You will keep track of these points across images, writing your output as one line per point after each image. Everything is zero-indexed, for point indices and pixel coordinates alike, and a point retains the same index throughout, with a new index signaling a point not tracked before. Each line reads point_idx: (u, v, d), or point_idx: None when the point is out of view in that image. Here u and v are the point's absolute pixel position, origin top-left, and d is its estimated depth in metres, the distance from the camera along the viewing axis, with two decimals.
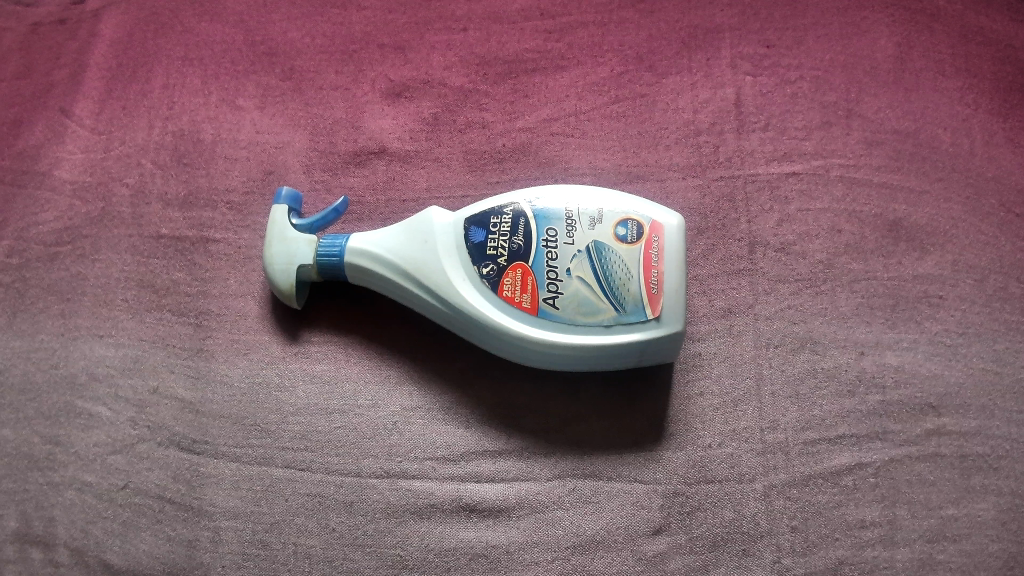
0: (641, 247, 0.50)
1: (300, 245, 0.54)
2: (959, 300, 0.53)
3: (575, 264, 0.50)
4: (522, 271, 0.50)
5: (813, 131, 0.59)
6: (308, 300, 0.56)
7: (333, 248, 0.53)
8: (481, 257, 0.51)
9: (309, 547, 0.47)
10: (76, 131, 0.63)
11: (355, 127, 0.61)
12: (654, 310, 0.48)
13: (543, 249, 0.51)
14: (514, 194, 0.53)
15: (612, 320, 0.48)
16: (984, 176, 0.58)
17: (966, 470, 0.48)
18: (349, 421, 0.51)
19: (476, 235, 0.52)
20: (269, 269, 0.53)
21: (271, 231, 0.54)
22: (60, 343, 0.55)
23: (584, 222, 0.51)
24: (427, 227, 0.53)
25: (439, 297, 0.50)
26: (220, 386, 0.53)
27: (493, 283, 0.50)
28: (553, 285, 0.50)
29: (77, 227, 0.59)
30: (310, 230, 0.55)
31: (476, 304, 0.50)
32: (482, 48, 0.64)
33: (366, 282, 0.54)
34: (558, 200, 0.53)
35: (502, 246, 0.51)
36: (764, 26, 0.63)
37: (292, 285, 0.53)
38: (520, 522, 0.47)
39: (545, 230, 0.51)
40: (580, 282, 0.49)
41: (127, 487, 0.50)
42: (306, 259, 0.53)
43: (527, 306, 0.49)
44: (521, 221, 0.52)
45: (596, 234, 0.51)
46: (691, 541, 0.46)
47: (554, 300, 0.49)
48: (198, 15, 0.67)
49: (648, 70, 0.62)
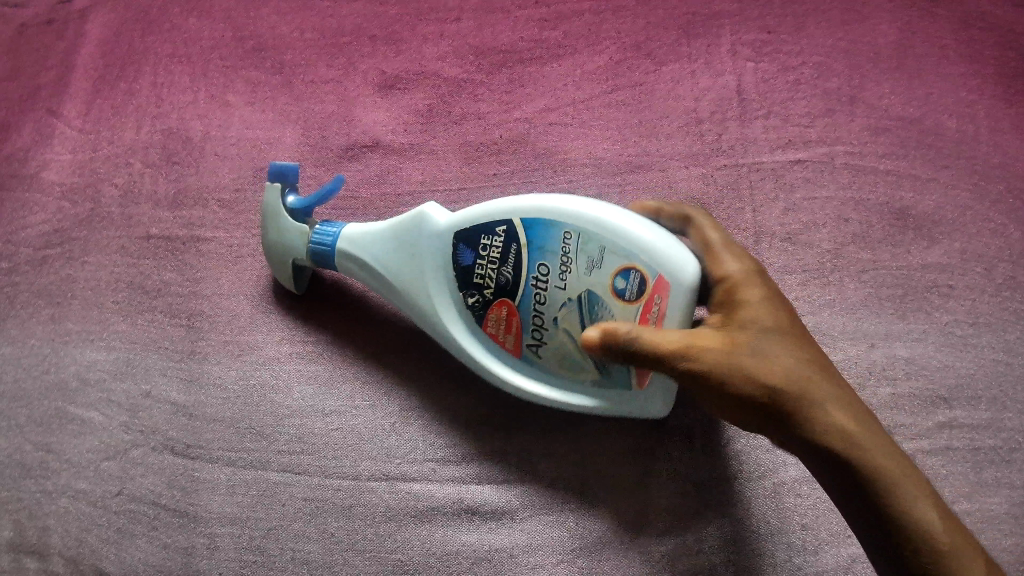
0: (638, 307, 0.44)
1: (293, 237, 0.52)
2: (968, 290, 0.52)
3: (561, 313, 0.46)
4: (508, 309, 0.47)
5: (817, 118, 0.58)
6: (310, 279, 0.55)
7: (324, 246, 0.51)
8: (467, 284, 0.48)
9: (308, 553, 0.46)
10: (63, 132, 0.62)
11: (348, 121, 0.60)
12: (639, 382, 0.45)
13: (531, 288, 0.46)
14: (511, 204, 0.47)
15: (595, 380, 0.46)
16: (991, 163, 0.56)
17: (979, 463, 0.47)
18: (346, 423, 0.49)
19: (464, 257, 0.48)
20: (269, 260, 0.53)
21: (267, 215, 0.52)
22: (51, 348, 0.54)
23: (578, 264, 0.45)
24: (417, 243, 0.49)
25: (423, 322, 0.49)
26: (213, 390, 0.51)
27: (477, 312, 0.48)
28: (536, 332, 0.47)
29: (67, 229, 0.58)
30: (306, 216, 0.53)
31: (460, 338, 0.48)
32: (476, 38, 0.62)
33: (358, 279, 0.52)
34: (556, 224, 0.46)
35: (490, 277, 0.47)
36: (765, 12, 0.61)
37: (288, 281, 0.53)
38: (524, 525, 0.46)
39: (536, 265, 0.46)
40: (565, 334, 0.46)
41: (121, 494, 0.49)
42: (298, 253, 0.52)
43: (509, 347, 0.48)
44: (513, 248, 0.47)
45: (591, 281, 0.45)
46: (698, 541, 0.45)
47: (536, 347, 0.47)
48: (185, 10, 0.65)
49: (647, 58, 0.60)
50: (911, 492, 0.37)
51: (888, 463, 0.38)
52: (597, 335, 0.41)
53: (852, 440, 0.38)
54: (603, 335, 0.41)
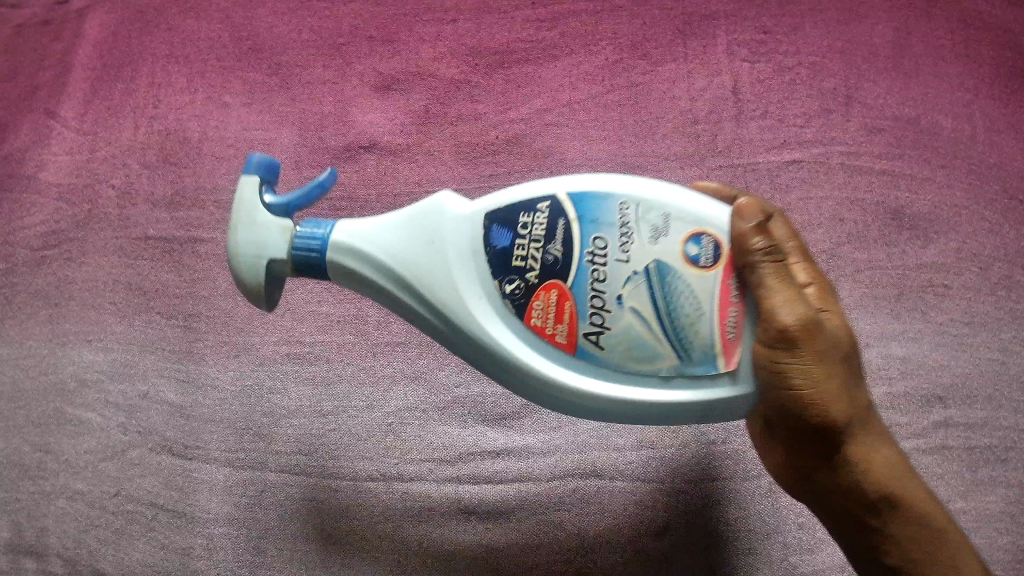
0: (717, 274, 0.38)
1: (272, 233, 0.41)
2: (964, 289, 0.52)
3: (627, 291, 0.38)
4: (559, 292, 0.39)
5: (813, 118, 0.58)
6: (278, 297, 0.44)
7: (313, 240, 0.41)
8: (503, 269, 0.39)
9: (305, 553, 0.46)
10: (61, 133, 0.62)
11: (344, 122, 0.60)
12: (728, 362, 0.38)
13: (586, 264, 0.39)
14: (551, 182, 0.40)
15: (674, 369, 0.38)
16: (987, 163, 0.57)
17: (974, 462, 0.48)
18: (343, 423, 0.50)
19: (498, 238, 0.39)
20: (235, 262, 0.41)
21: (237, 211, 0.41)
22: (48, 349, 0.54)
23: (643, 231, 0.39)
24: (436, 225, 0.40)
25: (448, 319, 0.39)
26: (210, 390, 0.51)
27: (519, 305, 0.39)
28: (596, 315, 0.38)
29: (64, 230, 0.58)
30: (288, 215, 0.42)
31: (496, 334, 0.39)
32: (472, 39, 0.62)
33: (350, 283, 0.42)
34: (610, 195, 0.40)
35: (533, 257, 0.39)
36: (761, 12, 0.61)
37: (261, 286, 0.41)
38: (520, 524, 0.47)
39: (591, 238, 0.39)
40: (634, 315, 0.38)
41: (119, 495, 0.49)
42: (279, 251, 0.41)
43: (561, 340, 0.39)
44: (560, 224, 0.39)
45: (660, 249, 0.38)
46: (696, 540, 0.46)
47: (596, 336, 0.38)
48: (182, 10, 0.65)
49: (643, 59, 0.60)
50: (938, 528, 0.39)
51: (919, 493, 0.39)
52: (751, 223, 0.38)
53: (891, 470, 0.39)
54: (758, 225, 0.38)
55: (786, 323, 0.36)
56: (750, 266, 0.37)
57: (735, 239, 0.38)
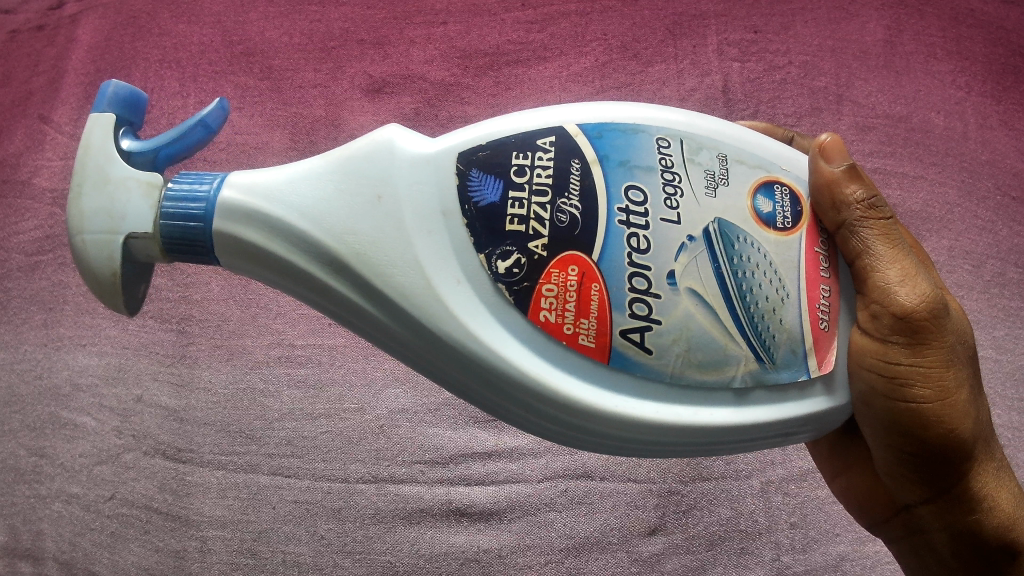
0: (798, 240, 0.33)
1: (132, 198, 0.31)
2: (958, 287, 0.53)
3: (680, 265, 0.31)
4: (583, 272, 0.31)
5: (803, 118, 0.58)
6: (142, 292, 0.34)
7: (194, 203, 0.31)
8: (492, 237, 0.31)
9: (298, 555, 0.46)
10: (55, 138, 0.61)
11: (335, 125, 0.60)
12: (822, 366, 0.32)
13: (617, 229, 0.31)
14: (556, 113, 0.33)
15: (748, 377, 0.31)
16: (979, 161, 0.57)
17: None
18: (336, 425, 0.50)
19: (488, 193, 0.31)
20: (78, 241, 0.31)
21: (82, 164, 0.32)
22: (42, 354, 0.53)
23: (696, 184, 0.32)
24: (387, 181, 0.31)
25: (422, 323, 0.30)
26: (203, 394, 0.51)
27: (522, 288, 0.31)
28: (640, 304, 0.31)
29: (59, 235, 0.58)
30: (155, 169, 0.33)
31: (500, 346, 0.30)
32: (463, 41, 0.62)
33: (240, 258, 0.32)
34: (640, 131, 0.33)
35: (539, 219, 0.31)
36: (751, 12, 0.61)
37: (119, 276, 0.31)
38: (511, 526, 0.47)
39: (624, 191, 0.32)
40: (694, 301, 0.31)
41: (114, 498, 0.49)
42: (142, 223, 0.31)
43: (592, 347, 0.31)
44: (574, 167, 0.32)
45: (718, 208, 0.32)
46: (688, 540, 0.46)
47: (640, 335, 0.31)
48: (174, 14, 0.65)
49: (633, 59, 0.60)
50: None
51: None
52: (838, 168, 0.34)
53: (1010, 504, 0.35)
54: (849, 170, 0.33)
55: (896, 298, 0.32)
56: (846, 226, 0.33)
57: (822, 187, 0.33)
